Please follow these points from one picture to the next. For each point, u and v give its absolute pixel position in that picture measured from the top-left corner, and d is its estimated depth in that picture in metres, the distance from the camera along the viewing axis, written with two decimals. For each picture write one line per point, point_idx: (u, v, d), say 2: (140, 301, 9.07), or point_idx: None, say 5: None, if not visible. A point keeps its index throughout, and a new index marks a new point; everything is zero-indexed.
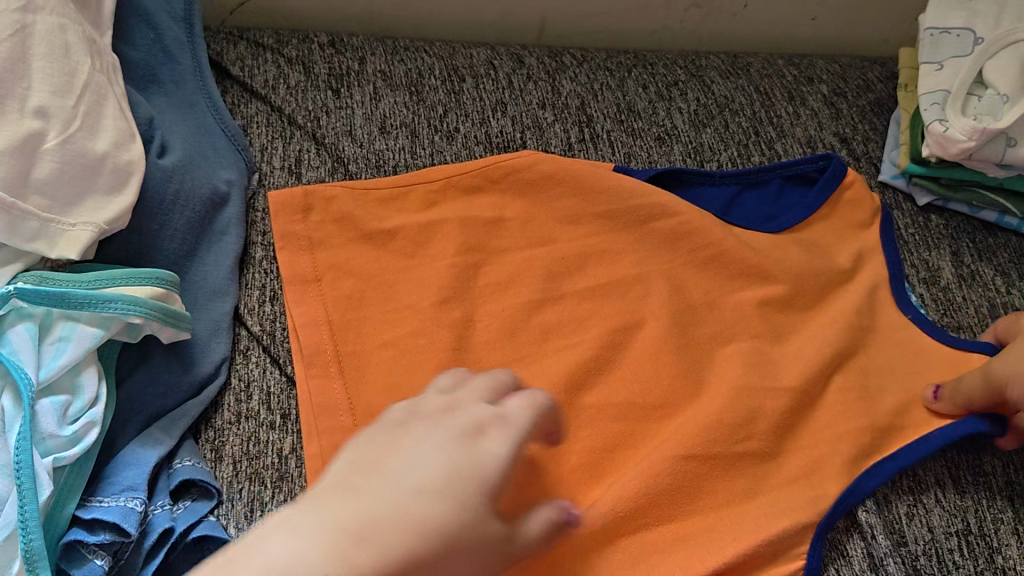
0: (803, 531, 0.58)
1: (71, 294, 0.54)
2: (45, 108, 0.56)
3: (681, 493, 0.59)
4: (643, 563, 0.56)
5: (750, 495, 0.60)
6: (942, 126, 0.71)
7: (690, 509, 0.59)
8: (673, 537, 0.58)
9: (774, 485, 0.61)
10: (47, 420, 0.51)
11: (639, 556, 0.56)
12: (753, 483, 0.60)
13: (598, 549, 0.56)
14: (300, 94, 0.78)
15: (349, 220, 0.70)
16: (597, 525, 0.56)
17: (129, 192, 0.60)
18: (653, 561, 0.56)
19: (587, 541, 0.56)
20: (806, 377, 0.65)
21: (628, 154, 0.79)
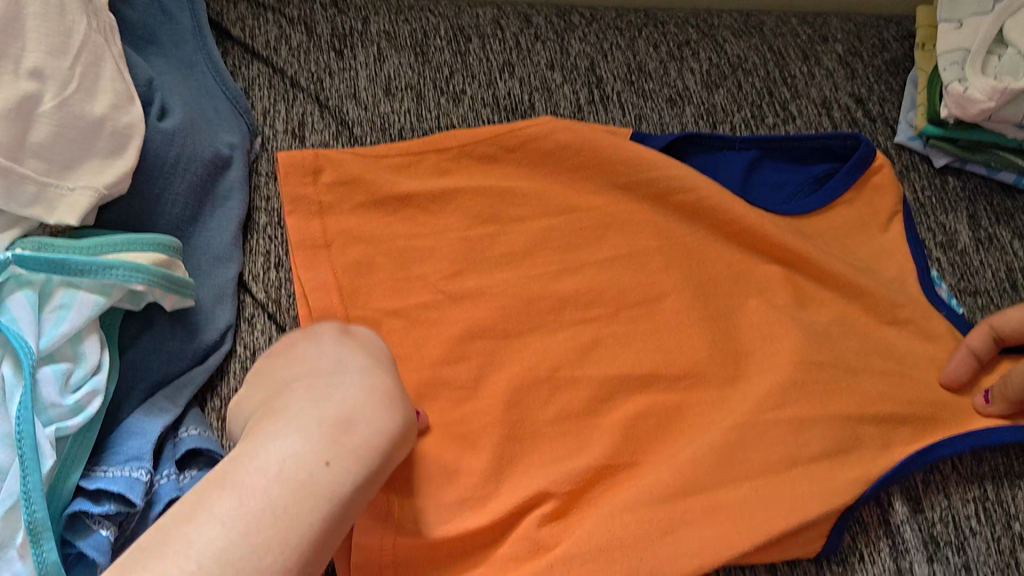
0: (827, 507, 0.57)
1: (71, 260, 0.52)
2: (40, 69, 0.55)
3: (707, 463, 0.58)
4: (669, 535, 0.55)
5: (783, 470, 0.59)
6: (960, 86, 0.70)
7: (719, 485, 0.58)
8: (702, 510, 0.57)
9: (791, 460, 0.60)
10: (48, 389, 0.50)
11: (665, 528, 0.56)
12: (781, 460, 0.59)
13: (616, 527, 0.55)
14: (302, 56, 0.76)
15: (360, 184, 0.67)
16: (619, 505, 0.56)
17: (129, 155, 0.58)
18: (678, 534, 0.56)
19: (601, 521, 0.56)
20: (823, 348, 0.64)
21: (640, 116, 0.78)
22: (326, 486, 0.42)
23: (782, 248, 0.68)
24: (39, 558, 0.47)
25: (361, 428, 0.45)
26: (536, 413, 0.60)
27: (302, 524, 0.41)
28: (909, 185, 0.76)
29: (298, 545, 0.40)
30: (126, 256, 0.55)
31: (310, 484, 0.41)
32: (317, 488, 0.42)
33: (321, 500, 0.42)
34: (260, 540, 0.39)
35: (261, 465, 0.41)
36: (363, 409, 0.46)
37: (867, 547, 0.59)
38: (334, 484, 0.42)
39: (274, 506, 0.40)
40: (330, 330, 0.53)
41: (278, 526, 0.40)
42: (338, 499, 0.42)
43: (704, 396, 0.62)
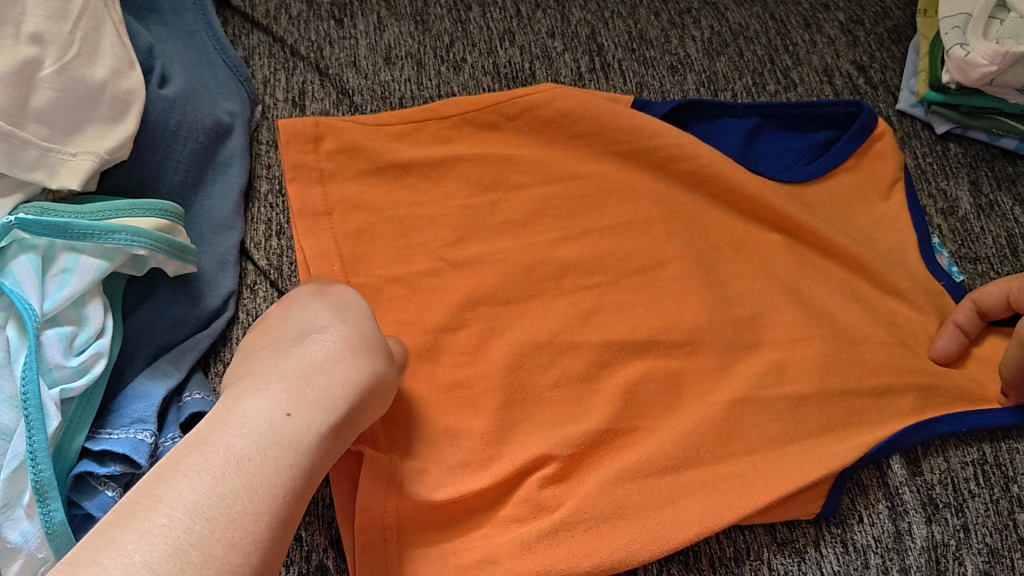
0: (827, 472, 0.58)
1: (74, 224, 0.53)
2: (40, 34, 0.55)
3: (708, 437, 0.59)
4: (671, 504, 0.56)
5: (783, 443, 0.60)
6: (963, 51, 0.69)
7: (719, 455, 0.59)
8: (703, 481, 0.57)
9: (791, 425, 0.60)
10: (52, 351, 0.50)
11: (666, 497, 0.56)
12: (778, 434, 0.60)
13: (617, 494, 0.56)
14: (303, 25, 0.76)
15: (361, 151, 0.67)
16: (620, 472, 0.57)
17: (130, 121, 0.58)
18: (680, 503, 0.56)
19: (604, 485, 0.56)
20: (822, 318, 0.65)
21: (641, 84, 0.78)
22: (289, 436, 0.42)
23: (783, 215, 0.68)
24: (46, 518, 0.48)
25: (325, 381, 0.45)
26: (538, 378, 0.60)
27: (271, 473, 0.40)
28: (910, 152, 0.76)
29: (268, 494, 0.40)
30: (128, 221, 0.55)
31: (275, 437, 0.41)
32: (281, 438, 0.41)
33: (289, 451, 0.41)
34: (234, 488, 0.39)
35: (227, 425, 0.41)
36: (324, 364, 0.46)
37: (866, 510, 0.59)
38: (297, 434, 0.42)
39: (239, 457, 0.40)
40: (303, 295, 0.53)
41: (246, 474, 0.39)
42: (303, 449, 0.42)
43: (705, 361, 0.63)
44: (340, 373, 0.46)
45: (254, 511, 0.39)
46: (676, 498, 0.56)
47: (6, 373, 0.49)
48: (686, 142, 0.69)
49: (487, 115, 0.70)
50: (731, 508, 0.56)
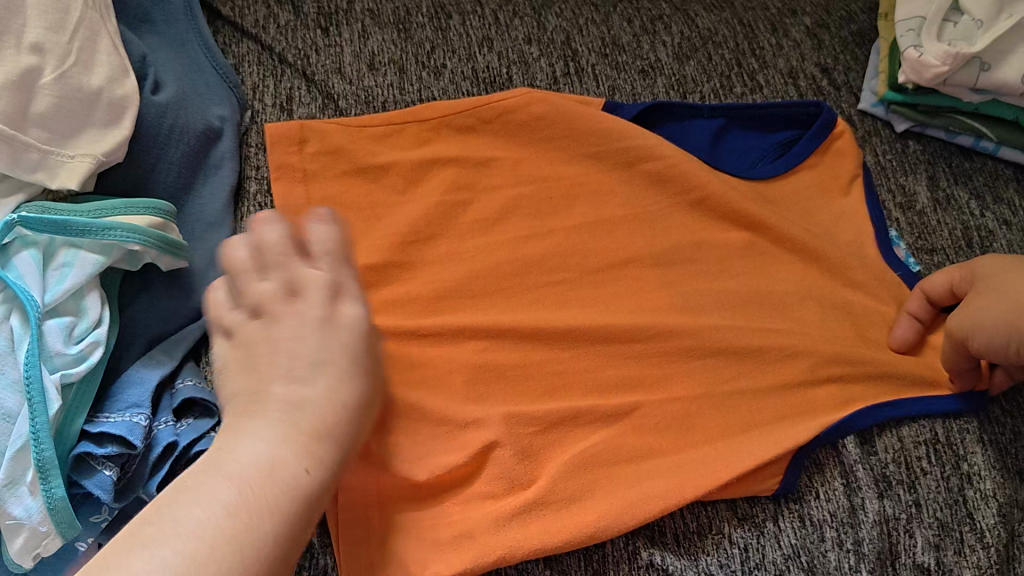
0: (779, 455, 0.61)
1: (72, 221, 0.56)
2: (41, 44, 0.59)
3: (672, 429, 0.63)
4: (636, 485, 0.60)
5: (743, 428, 0.63)
6: (916, 52, 0.73)
7: (682, 441, 0.62)
8: (667, 466, 0.61)
9: (748, 411, 0.64)
10: (53, 339, 0.54)
11: (631, 479, 0.60)
12: (737, 419, 0.64)
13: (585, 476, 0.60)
14: (290, 33, 0.80)
15: (343, 154, 0.71)
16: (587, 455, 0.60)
17: (125, 125, 0.62)
18: (645, 485, 0.60)
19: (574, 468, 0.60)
20: (779, 309, 0.69)
21: (613, 88, 0.81)
22: (289, 463, 0.45)
23: (744, 211, 0.71)
24: (48, 494, 0.51)
25: (318, 410, 0.48)
26: (510, 367, 0.64)
27: (276, 499, 0.43)
28: (871, 149, 0.80)
29: (274, 518, 0.43)
30: (123, 218, 0.59)
31: (278, 466, 0.44)
32: (282, 466, 0.44)
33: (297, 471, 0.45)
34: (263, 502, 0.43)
35: (233, 455, 0.44)
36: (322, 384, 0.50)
37: (822, 487, 0.63)
38: (297, 461, 0.45)
39: (247, 485, 0.43)
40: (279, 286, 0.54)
41: (253, 498, 0.42)
42: (304, 473, 0.45)
43: (670, 349, 0.66)
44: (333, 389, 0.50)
45: (261, 534, 0.42)
46: (642, 479, 0.60)
47: (10, 359, 0.52)
48: (652, 144, 0.73)
49: (465, 119, 0.73)
50: (693, 488, 0.59)
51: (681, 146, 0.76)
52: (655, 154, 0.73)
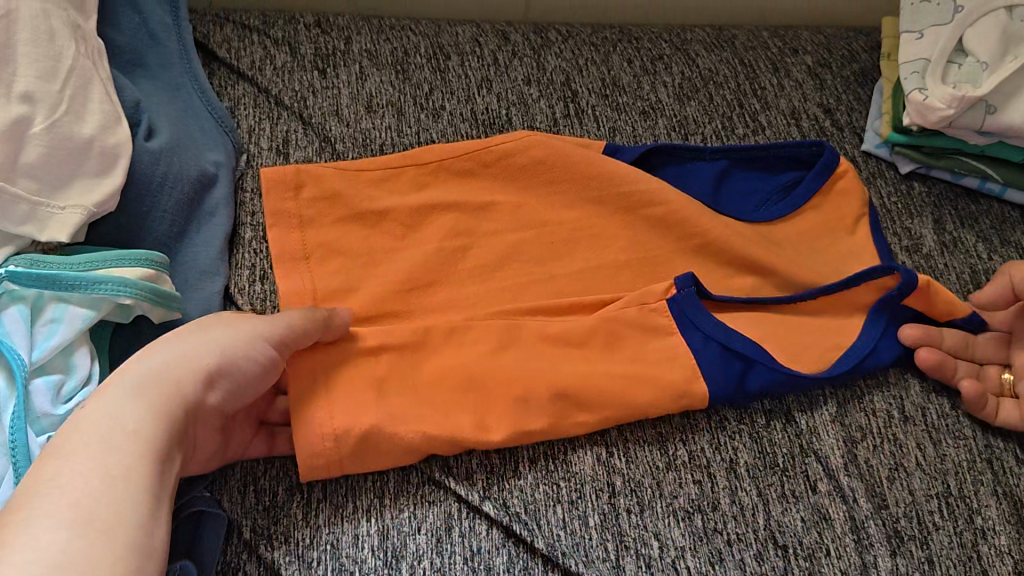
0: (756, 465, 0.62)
1: (62, 276, 0.55)
2: (32, 93, 0.57)
3: None
4: None
5: None
6: (921, 95, 0.72)
7: None
8: None
9: None
10: (41, 399, 0.52)
11: None
12: None
13: None
14: (287, 75, 0.80)
15: (340, 199, 0.69)
16: None
17: (117, 174, 0.60)
18: None
19: None
20: None
21: (614, 129, 0.80)
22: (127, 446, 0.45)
23: (748, 257, 0.70)
24: None
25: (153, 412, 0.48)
26: None
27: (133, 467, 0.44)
28: (875, 191, 0.79)
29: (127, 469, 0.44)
30: (113, 269, 0.57)
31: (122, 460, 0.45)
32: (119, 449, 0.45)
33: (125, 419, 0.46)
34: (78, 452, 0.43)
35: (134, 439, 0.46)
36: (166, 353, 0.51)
37: (832, 543, 0.61)
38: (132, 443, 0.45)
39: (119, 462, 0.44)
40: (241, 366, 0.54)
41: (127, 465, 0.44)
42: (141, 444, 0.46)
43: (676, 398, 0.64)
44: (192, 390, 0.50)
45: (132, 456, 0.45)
46: None
47: None
48: (655, 188, 0.71)
49: (465, 163, 0.72)
50: None
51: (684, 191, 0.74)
52: (657, 199, 0.71)
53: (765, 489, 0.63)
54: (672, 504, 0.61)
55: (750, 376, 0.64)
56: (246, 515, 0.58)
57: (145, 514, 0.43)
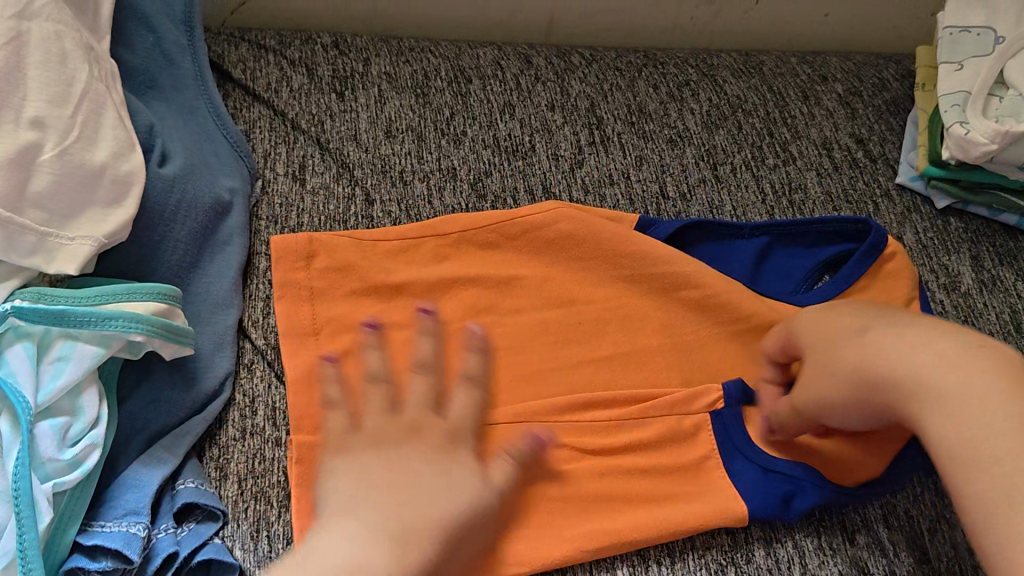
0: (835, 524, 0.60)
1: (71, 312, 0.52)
2: (41, 119, 0.54)
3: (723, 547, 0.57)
4: None
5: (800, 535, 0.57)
6: (962, 129, 0.69)
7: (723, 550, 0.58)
8: None
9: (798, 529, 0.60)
10: (45, 443, 0.50)
11: None
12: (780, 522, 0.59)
13: None
14: (304, 97, 0.77)
15: (353, 271, 0.66)
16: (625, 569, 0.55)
17: (130, 203, 0.58)
18: None
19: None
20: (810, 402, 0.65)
21: (640, 158, 0.77)
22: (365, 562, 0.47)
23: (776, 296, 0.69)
24: None
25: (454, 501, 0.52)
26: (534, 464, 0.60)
27: None
28: (910, 227, 0.76)
29: None
30: (121, 306, 0.54)
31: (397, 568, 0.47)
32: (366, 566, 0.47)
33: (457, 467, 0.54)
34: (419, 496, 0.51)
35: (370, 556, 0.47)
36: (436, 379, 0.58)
37: None
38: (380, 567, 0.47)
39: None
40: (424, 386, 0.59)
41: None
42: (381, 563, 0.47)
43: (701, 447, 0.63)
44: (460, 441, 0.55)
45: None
46: None
47: None
48: (686, 266, 0.69)
49: (488, 235, 0.70)
50: None
51: (722, 268, 0.71)
52: (692, 282, 0.69)
53: (801, 541, 0.60)
54: (704, 557, 0.59)
55: (797, 497, 0.59)
56: (257, 565, 0.54)
57: None
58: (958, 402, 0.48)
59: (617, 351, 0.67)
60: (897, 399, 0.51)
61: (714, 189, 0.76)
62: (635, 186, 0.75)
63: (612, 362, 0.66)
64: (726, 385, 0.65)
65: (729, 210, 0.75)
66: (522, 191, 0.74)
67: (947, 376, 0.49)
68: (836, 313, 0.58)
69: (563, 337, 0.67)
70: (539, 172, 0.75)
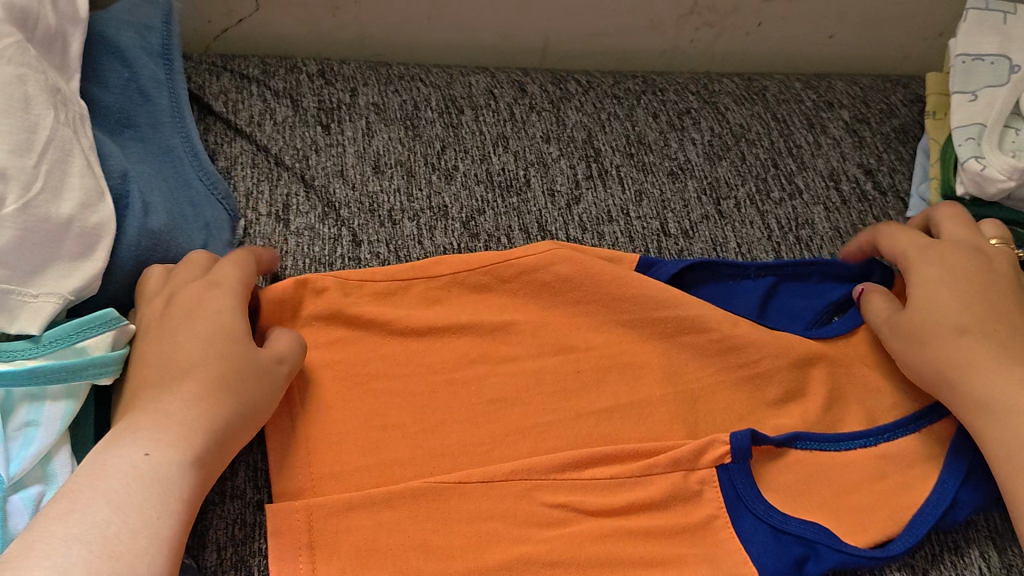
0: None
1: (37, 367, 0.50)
2: (3, 170, 0.51)
3: None
4: None
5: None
6: (978, 164, 0.66)
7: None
8: None
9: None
10: (18, 519, 0.47)
11: None
12: None
13: None
14: (288, 131, 0.74)
15: (340, 318, 0.63)
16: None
17: (99, 256, 0.54)
18: None
19: None
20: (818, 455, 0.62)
21: (640, 192, 0.74)
22: (158, 478, 0.45)
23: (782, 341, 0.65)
24: None
25: (194, 416, 0.49)
26: (532, 528, 0.56)
27: (155, 514, 0.44)
28: None
29: (131, 523, 0.42)
30: (87, 343, 0.52)
31: (144, 479, 0.45)
32: (155, 480, 0.45)
33: (192, 383, 0.50)
34: (116, 428, 0.48)
35: (101, 473, 0.44)
36: (171, 317, 0.55)
37: None
38: (165, 477, 0.45)
39: (107, 498, 0.43)
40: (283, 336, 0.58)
41: (141, 513, 0.43)
42: (175, 484, 0.46)
43: (709, 505, 0.59)
44: (191, 358, 0.52)
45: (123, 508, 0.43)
46: None
47: None
48: (691, 310, 0.66)
49: (482, 278, 0.66)
50: None
51: (729, 307, 0.68)
52: (697, 327, 0.65)
53: None
54: None
55: (812, 560, 0.57)
56: None
57: (143, 543, 0.42)
58: (1003, 423, 0.55)
59: (618, 402, 0.63)
60: (953, 400, 0.58)
61: (718, 226, 0.73)
62: (635, 223, 0.72)
63: (614, 413, 0.63)
64: (732, 438, 0.61)
65: (734, 248, 0.72)
66: (517, 230, 0.71)
67: (1006, 394, 0.55)
68: (958, 292, 0.60)
69: (562, 386, 0.63)
70: (534, 208, 0.72)
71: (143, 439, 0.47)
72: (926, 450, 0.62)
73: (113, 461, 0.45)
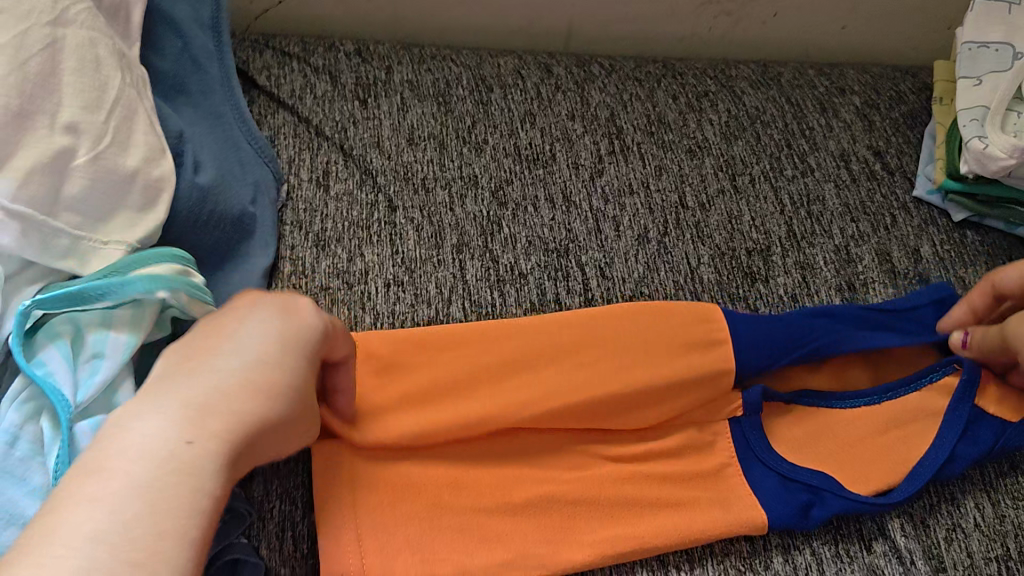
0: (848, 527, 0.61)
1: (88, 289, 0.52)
2: (75, 124, 0.55)
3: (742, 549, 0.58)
4: None
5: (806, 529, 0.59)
6: (981, 143, 0.70)
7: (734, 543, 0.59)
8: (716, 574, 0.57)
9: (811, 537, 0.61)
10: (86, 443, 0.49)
11: None
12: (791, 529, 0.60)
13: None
14: (327, 104, 0.78)
15: (376, 274, 0.67)
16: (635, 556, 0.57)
17: (161, 208, 0.58)
18: None
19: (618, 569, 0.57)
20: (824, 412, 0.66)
21: (660, 167, 0.78)
22: (190, 472, 0.35)
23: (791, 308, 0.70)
24: None
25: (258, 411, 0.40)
26: (555, 469, 0.60)
27: (182, 520, 0.33)
28: (928, 239, 0.76)
29: (162, 525, 0.32)
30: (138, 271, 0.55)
31: (179, 472, 0.34)
32: (183, 476, 0.34)
33: (249, 374, 0.40)
34: (141, 397, 0.38)
35: (122, 453, 0.34)
36: (226, 310, 0.44)
37: None
38: (199, 470, 0.35)
39: (131, 485, 0.33)
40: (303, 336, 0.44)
41: (161, 514, 0.33)
42: (205, 489, 0.35)
43: (720, 456, 0.64)
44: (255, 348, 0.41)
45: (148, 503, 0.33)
46: None
47: (37, 464, 0.49)
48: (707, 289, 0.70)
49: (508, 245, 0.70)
50: None
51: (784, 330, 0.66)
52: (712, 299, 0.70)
53: (819, 548, 0.60)
54: (723, 563, 0.59)
55: (816, 506, 0.61)
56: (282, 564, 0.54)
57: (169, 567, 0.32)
58: None
59: None
60: None
61: (733, 200, 0.77)
62: (655, 195, 0.76)
63: None
64: (746, 393, 0.65)
65: (748, 221, 0.76)
66: (543, 199, 0.75)
67: None
68: None
69: None
70: (559, 180, 0.76)
71: (173, 419, 0.36)
72: (927, 409, 0.66)
73: (149, 436, 0.35)
